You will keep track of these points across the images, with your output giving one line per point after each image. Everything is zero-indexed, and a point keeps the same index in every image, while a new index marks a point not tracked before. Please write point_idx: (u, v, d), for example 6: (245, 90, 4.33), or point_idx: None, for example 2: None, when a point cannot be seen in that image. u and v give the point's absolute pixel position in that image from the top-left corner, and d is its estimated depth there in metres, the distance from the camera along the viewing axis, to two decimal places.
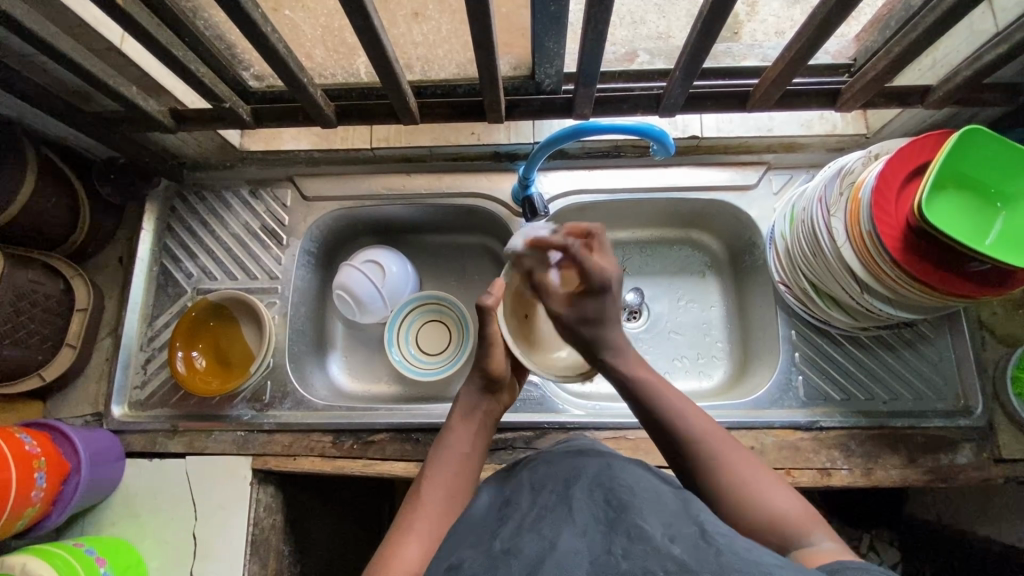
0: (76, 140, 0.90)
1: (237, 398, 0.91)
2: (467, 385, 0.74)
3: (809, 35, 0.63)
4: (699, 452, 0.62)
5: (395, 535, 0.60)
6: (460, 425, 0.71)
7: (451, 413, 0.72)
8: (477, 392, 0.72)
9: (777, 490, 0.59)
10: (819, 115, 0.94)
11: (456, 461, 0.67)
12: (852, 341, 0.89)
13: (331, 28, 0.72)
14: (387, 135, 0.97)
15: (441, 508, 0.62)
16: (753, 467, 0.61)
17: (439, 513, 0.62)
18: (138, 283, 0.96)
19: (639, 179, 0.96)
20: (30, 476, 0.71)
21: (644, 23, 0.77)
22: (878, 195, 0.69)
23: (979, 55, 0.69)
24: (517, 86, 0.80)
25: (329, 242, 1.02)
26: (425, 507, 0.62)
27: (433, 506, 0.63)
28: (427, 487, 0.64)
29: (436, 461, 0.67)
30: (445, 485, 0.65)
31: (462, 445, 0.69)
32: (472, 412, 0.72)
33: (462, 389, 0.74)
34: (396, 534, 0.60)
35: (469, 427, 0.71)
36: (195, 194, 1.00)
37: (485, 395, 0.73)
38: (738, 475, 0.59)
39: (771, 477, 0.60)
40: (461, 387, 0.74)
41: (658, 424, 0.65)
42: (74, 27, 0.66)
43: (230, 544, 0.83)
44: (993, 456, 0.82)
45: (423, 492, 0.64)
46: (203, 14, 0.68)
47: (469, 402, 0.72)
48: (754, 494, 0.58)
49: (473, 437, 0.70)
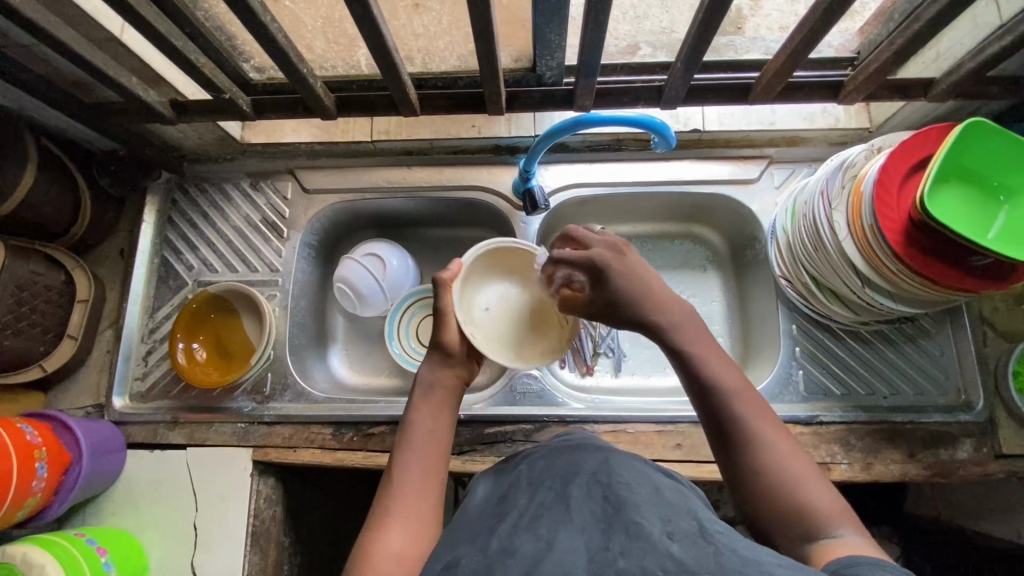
0: (76, 131, 0.90)
1: (237, 390, 0.91)
2: (428, 361, 0.70)
3: (811, 27, 0.63)
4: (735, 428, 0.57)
5: (374, 525, 0.58)
6: (425, 399, 0.67)
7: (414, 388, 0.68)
8: (439, 368, 0.69)
9: (812, 479, 0.55)
10: (822, 109, 0.93)
11: (424, 439, 0.64)
12: (853, 335, 0.89)
13: (331, 19, 0.73)
14: (387, 128, 0.96)
15: (417, 491, 0.60)
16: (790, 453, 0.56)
17: (415, 496, 0.60)
18: (139, 275, 0.96)
19: (641, 172, 0.95)
20: (31, 467, 0.72)
21: (647, 18, 0.79)
22: (880, 189, 0.69)
23: (982, 47, 0.68)
24: (518, 78, 0.80)
25: (330, 236, 1.02)
26: (397, 495, 0.60)
27: (406, 493, 0.60)
28: (398, 471, 0.62)
29: (404, 442, 0.64)
30: (417, 465, 0.62)
31: (427, 421, 0.65)
32: (433, 386, 0.68)
33: (422, 366, 0.70)
34: (373, 524, 0.58)
35: (433, 401, 0.67)
36: (196, 186, 1.00)
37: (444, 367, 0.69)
38: (766, 460, 0.55)
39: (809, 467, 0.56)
40: (420, 365, 0.71)
41: (699, 396, 0.60)
42: (75, 18, 0.66)
43: (230, 535, 0.84)
44: (993, 451, 0.82)
45: (395, 477, 0.61)
46: (202, 5, 0.69)
47: (431, 376, 0.68)
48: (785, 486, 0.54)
49: (439, 412, 0.66)
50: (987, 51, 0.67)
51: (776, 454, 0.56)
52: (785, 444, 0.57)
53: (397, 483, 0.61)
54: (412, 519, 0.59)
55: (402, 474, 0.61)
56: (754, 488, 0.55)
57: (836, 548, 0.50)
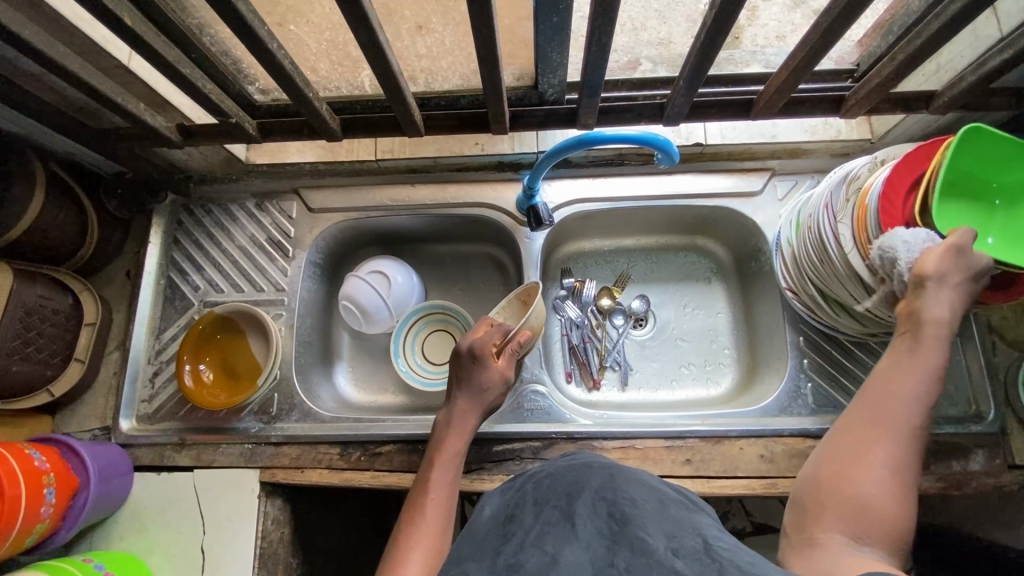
0: (84, 155, 0.91)
1: (243, 410, 0.91)
2: (461, 394, 0.81)
3: (813, 44, 0.63)
4: (860, 421, 0.63)
5: (405, 537, 0.68)
6: (448, 434, 0.78)
7: (437, 423, 0.81)
8: (466, 401, 0.80)
9: (892, 497, 0.58)
10: (824, 121, 0.94)
11: (446, 471, 0.75)
12: (861, 346, 0.88)
13: (336, 42, 0.75)
14: (392, 147, 0.99)
15: (440, 521, 0.70)
16: (885, 464, 0.60)
17: (439, 514, 0.71)
18: (145, 297, 0.96)
19: (643, 187, 0.96)
20: (39, 493, 0.71)
21: (645, 30, 0.82)
22: (885, 201, 0.67)
23: (983, 60, 0.68)
24: (521, 96, 0.80)
25: (335, 254, 1.03)
26: (425, 527, 0.69)
27: (432, 526, 0.69)
28: (427, 505, 0.71)
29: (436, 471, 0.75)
30: (439, 505, 0.72)
31: (451, 466, 0.76)
32: (451, 421, 0.79)
33: (458, 397, 0.81)
34: (401, 547, 0.67)
35: (461, 428, 0.79)
36: (201, 207, 1.01)
37: (469, 404, 0.80)
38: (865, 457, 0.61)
39: (897, 484, 0.59)
40: (453, 396, 0.81)
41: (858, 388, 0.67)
42: (84, 46, 0.67)
43: (239, 557, 0.83)
44: (1005, 462, 0.82)
45: (427, 510, 0.71)
46: (208, 31, 0.70)
47: (458, 414, 0.79)
48: (866, 487, 0.59)
49: (460, 445, 0.78)
50: (988, 64, 0.67)
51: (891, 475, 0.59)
52: (884, 461, 0.60)
53: (427, 513, 0.70)
54: (431, 549, 0.67)
55: (433, 506, 0.71)
56: (837, 474, 0.61)
57: (856, 557, 0.54)
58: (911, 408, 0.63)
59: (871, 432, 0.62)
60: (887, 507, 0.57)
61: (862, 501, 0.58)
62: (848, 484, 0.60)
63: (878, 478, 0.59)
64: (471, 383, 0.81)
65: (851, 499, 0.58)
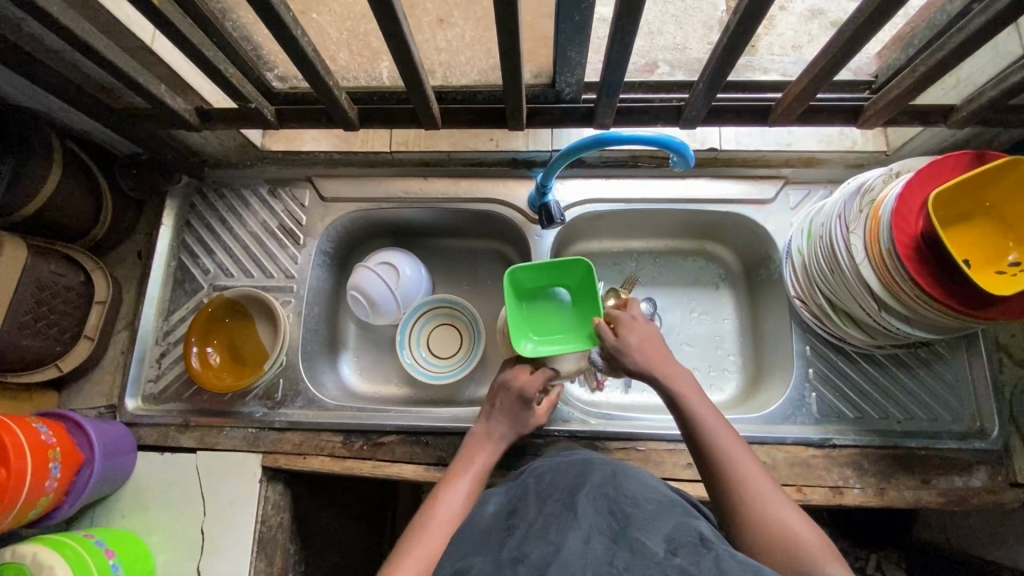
0: (100, 134, 0.91)
1: (249, 395, 0.91)
2: (494, 417, 0.79)
3: (834, 53, 0.63)
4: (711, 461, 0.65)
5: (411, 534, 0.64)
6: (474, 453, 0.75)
7: (471, 437, 0.78)
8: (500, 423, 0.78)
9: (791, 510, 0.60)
10: (840, 131, 0.93)
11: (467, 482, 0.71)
12: (867, 358, 0.88)
13: (357, 32, 0.76)
14: (406, 139, 0.98)
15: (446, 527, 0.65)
16: (763, 481, 0.63)
17: (450, 514, 0.67)
18: (156, 278, 0.97)
19: (656, 189, 0.96)
20: (45, 467, 0.72)
21: (662, 34, 0.87)
22: (899, 217, 0.69)
23: (1005, 75, 0.68)
24: (538, 94, 0.80)
25: (345, 244, 1.03)
26: (430, 528, 0.64)
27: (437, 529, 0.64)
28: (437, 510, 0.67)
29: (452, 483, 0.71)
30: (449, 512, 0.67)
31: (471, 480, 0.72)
32: (481, 441, 0.77)
33: (492, 419, 0.79)
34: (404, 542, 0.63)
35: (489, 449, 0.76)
36: (214, 191, 1.01)
37: (505, 427, 0.78)
38: (749, 482, 0.63)
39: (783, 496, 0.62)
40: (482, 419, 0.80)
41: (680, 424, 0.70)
42: (109, 26, 0.68)
43: (238, 538, 0.84)
44: (1007, 480, 0.82)
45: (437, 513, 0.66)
46: (231, 16, 0.70)
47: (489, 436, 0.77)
48: (771, 518, 0.60)
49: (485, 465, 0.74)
50: (1009, 79, 0.67)
51: (765, 507, 0.61)
52: (756, 474, 0.64)
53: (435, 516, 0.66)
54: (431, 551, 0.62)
55: (444, 511, 0.67)
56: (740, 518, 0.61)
57: None
58: (721, 436, 0.66)
59: (730, 465, 0.64)
60: (796, 519, 0.59)
61: (784, 534, 0.58)
62: (754, 526, 0.60)
63: (773, 508, 0.60)
64: (507, 408, 0.79)
65: (775, 534, 0.58)
